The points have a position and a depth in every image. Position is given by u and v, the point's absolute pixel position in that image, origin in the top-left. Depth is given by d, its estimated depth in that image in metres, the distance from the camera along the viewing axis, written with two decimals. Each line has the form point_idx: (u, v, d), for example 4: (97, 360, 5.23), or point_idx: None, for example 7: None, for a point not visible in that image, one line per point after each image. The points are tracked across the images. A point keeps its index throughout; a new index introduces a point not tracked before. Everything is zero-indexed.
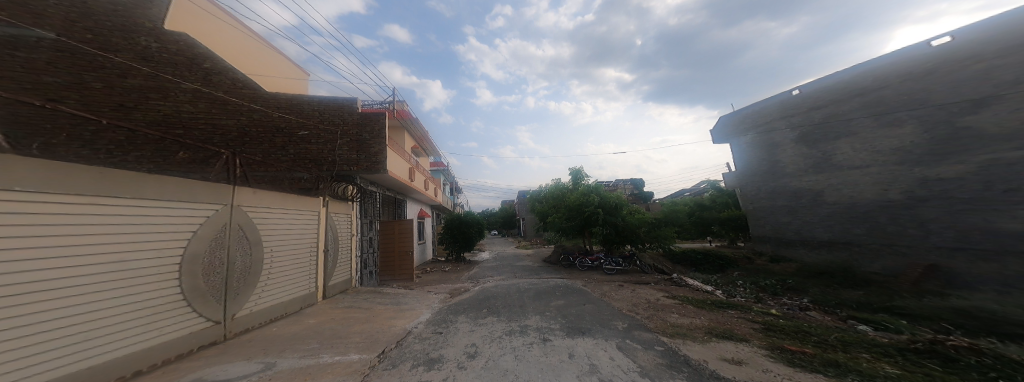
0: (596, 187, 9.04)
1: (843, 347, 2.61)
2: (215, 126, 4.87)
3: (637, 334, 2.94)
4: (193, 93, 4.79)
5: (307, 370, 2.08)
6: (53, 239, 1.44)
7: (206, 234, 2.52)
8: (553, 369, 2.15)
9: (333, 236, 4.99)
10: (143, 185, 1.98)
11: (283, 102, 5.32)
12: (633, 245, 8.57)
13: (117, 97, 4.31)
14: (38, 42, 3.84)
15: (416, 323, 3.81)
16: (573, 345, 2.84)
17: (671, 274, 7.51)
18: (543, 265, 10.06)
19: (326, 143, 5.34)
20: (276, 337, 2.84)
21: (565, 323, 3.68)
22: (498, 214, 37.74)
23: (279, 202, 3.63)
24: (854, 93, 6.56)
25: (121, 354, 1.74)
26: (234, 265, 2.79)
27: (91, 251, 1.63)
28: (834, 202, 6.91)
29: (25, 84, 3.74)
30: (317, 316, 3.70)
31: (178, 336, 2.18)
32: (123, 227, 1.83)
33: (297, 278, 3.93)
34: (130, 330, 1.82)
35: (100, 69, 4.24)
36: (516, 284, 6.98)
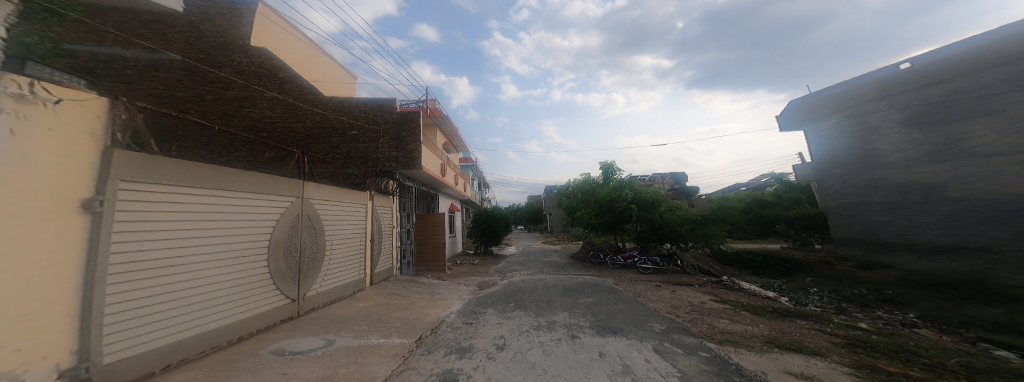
0: (629, 183, 8.67)
1: (966, 374, 2.22)
2: (291, 129, 5.47)
3: (677, 338, 2.77)
4: (273, 101, 5.30)
5: (361, 350, 2.24)
6: (172, 228, 1.72)
7: (286, 222, 2.83)
8: (583, 367, 2.10)
9: (378, 227, 5.34)
10: (246, 180, 2.32)
11: (337, 104, 5.71)
12: (672, 244, 8.14)
13: (221, 107, 5.02)
14: (170, 64, 4.34)
15: (448, 312, 3.95)
16: (605, 344, 2.76)
17: (721, 276, 6.93)
18: (570, 261, 9.93)
19: (371, 141, 5.71)
20: (336, 316, 3.14)
21: (595, 321, 3.59)
22: (524, 210, 37.97)
23: (337, 195, 3.95)
24: (1001, 61, 5.41)
25: (221, 324, 2.08)
26: (306, 250, 3.12)
27: (211, 231, 2.02)
28: (960, 199, 5.68)
29: (161, 98, 4.51)
30: (366, 300, 4.01)
31: (266, 310, 2.53)
32: (226, 216, 2.15)
33: (351, 266, 4.27)
34: (229, 303, 2.16)
35: (210, 83, 4.83)
36: (543, 279, 7.01)
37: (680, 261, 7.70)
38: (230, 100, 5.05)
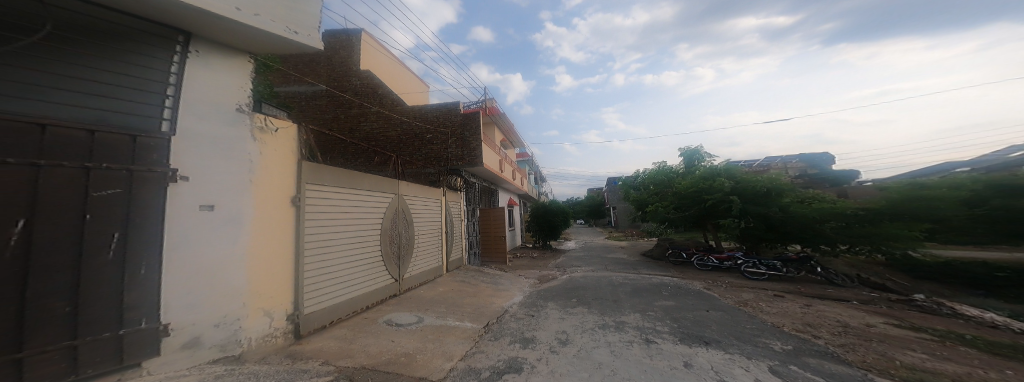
0: (725, 170, 7.37)
1: None
2: (386, 137, 6.57)
3: (811, 362, 2.22)
4: (374, 114, 6.61)
5: (436, 335, 2.63)
6: (326, 224, 2.68)
7: (389, 216, 3.70)
8: (662, 375, 1.89)
9: (451, 220, 5.86)
10: (361, 182, 3.22)
11: (415, 112, 6.50)
12: (806, 245, 6.43)
13: (347, 123, 6.72)
14: (321, 94, 6.82)
15: (510, 302, 4.05)
16: (691, 354, 2.40)
17: (908, 294, 4.77)
18: (641, 259, 9.08)
19: (441, 144, 6.27)
20: (422, 298, 3.71)
21: (676, 328, 3.16)
22: (585, 203, 36.41)
23: (421, 192, 4.51)
24: None
25: (359, 292, 3.10)
26: (403, 239, 3.94)
27: (346, 222, 2.99)
28: None
29: (317, 119, 6.80)
30: (443, 285, 4.42)
31: (381, 286, 3.47)
32: (356, 212, 3.14)
33: (433, 255, 4.83)
34: (361, 277, 3.16)
35: (341, 104, 6.78)
36: (608, 277, 6.59)
37: (826, 269, 5.85)
38: (351, 118, 6.72)
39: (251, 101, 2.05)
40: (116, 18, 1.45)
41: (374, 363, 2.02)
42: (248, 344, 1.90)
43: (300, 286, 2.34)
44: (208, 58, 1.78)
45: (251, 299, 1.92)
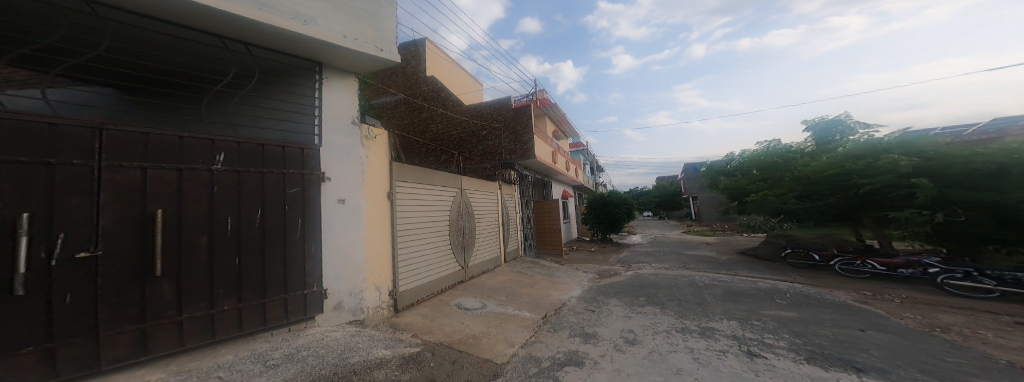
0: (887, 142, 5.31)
1: None
2: (450, 136, 8.17)
3: None
4: (443, 118, 8.31)
5: (500, 322, 3.12)
6: (411, 217, 3.45)
7: (454, 208, 4.43)
8: None
9: (507, 211, 6.38)
10: (434, 179, 4.05)
11: (474, 114, 7.93)
12: None
13: (421, 125, 8.54)
14: (404, 103, 8.82)
15: (569, 296, 4.32)
16: (823, 378, 1.92)
17: None
18: (733, 259, 7.78)
19: (496, 138, 7.49)
20: (487, 287, 4.25)
21: (795, 343, 2.60)
22: (654, 194, 33.04)
23: (478, 186, 5.24)
24: None
25: (435, 276, 3.80)
26: (465, 229, 4.63)
27: (424, 213, 3.74)
28: None
29: (400, 122, 8.82)
30: (502, 275, 4.96)
31: (451, 272, 4.15)
32: (431, 206, 3.90)
33: (491, 245, 5.43)
34: (438, 262, 3.89)
35: (416, 110, 8.62)
36: (687, 275, 5.86)
37: None
38: (424, 121, 8.49)
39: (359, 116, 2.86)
40: (282, 59, 2.41)
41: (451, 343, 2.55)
42: (367, 312, 2.68)
43: (398, 269, 3.10)
44: (334, 84, 2.66)
45: (368, 277, 2.70)
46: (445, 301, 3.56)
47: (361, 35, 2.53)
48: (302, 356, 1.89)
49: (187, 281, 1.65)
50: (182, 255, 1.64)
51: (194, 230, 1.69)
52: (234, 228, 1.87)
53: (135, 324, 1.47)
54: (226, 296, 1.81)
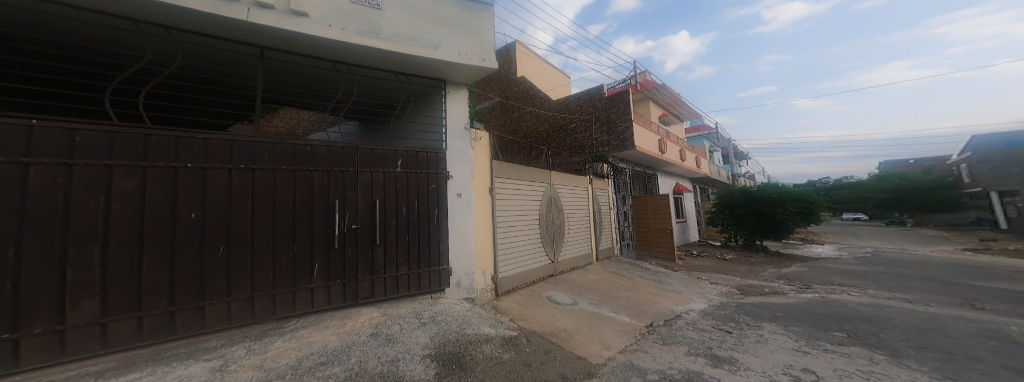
0: None
1: None
2: (539, 132, 9.49)
3: None
4: (531, 114, 9.65)
5: (596, 323, 3.42)
6: (510, 209, 4.25)
7: (541, 201, 5.05)
8: None
9: (597, 205, 6.80)
10: (526, 175, 4.72)
11: (564, 108, 9.28)
12: None
13: (512, 124, 9.99)
14: (495, 105, 10.37)
15: (687, 308, 4.30)
16: None
17: None
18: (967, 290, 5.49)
19: (586, 129, 8.62)
20: (578, 285, 4.76)
21: None
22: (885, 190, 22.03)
23: (565, 179, 5.85)
24: None
25: (530, 265, 4.53)
26: (553, 222, 5.26)
27: (518, 207, 4.44)
28: None
29: (494, 123, 10.39)
30: (593, 274, 5.50)
31: (541, 266, 4.78)
32: (524, 195, 4.61)
33: (580, 241, 6.00)
34: (530, 253, 4.60)
35: (507, 109, 10.13)
36: (885, 303, 4.56)
37: None
38: (514, 120, 9.98)
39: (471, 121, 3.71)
40: (432, 82, 3.43)
41: (544, 333, 2.98)
42: (477, 292, 3.45)
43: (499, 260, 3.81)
44: (456, 97, 3.52)
45: (477, 261, 3.49)
46: (537, 293, 4.11)
47: (471, 50, 3.14)
48: (436, 318, 2.65)
49: (383, 249, 2.76)
50: (384, 227, 2.78)
51: (386, 217, 2.81)
52: (406, 215, 2.95)
53: (371, 274, 2.67)
54: (399, 263, 2.86)
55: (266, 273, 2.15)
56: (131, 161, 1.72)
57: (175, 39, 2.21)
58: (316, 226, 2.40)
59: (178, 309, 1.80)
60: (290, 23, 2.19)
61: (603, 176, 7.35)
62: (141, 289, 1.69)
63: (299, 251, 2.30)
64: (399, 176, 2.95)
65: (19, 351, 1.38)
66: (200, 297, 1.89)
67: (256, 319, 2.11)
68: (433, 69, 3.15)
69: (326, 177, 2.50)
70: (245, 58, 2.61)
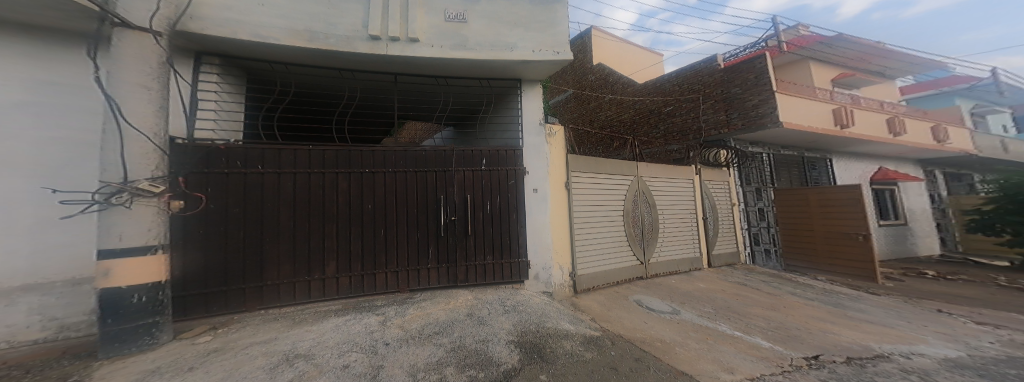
0: None
1: None
2: (626, 120, 10.57)
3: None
4: (625, 101, 10.49)
5: (686, 329, 3.50)
6: (598, 210, 4.97)
7: (636, 197, 5.61)
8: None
9: (709, 197, 6.89)
10: (608, 168, 5.29)
11: (665, 91, 9.37)
12: None
13: (598, 115, 11.61)
14: (579, 98, 12.67)
15: (655, 306, 4.21)
16: None
17: None
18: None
19: (691, 110, 8.51)
20: (675, 289, 5.02)
21: None
22: None
23: (665, 172, 6.20)
24: None
25: (613, 266, 5.08)
26: (646, 221, 5.70)
27: (599, 198, 5.06)
28: None
29: (574, 116, 12.95)
30: (704, 281, 5.60)
31: (629, 267, 5.28)
32: (615, 195, 5.27)
33: (684, 245, 6.24)
34: (619, 248, 5.22)
35: (590, 100, 12.06)
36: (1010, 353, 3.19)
37: None
38: (608, 111, 11.21)
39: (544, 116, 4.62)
40: (490, 83, 4.67)
41: (628, 334, 3.25)
42: (555, 287, 4.25)
43: (577, 258, 4.50)
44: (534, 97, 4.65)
45: (554, 256, 4.29)
46: (624, 295, 4.54)
47: (545, 46, 4.13)
48: (516, 302, 3.59)
49: (484, 240, 4.02)
50: (497, 212, 4.10)
51: (465, 227, 3.96)
52: (487, 213, 4.07)
53: (458, 263, 3.89)
54: (495, 252, 4.03)
55: (332, 262, 3.35)
56: (329, 170, 3.45)
57: (393, 75, 4.17)
58: (428, 223, 3.82)
59: (341, 275, 3.36)
60: (408, 48, 3.64)
61: (704, 164, 7.19)
62: (308, 260, 3.26)
63: (417, 236, 3.75)
64: (485, 173, 4.15)
65: (308, 286, 3.25)
66: (313, 272, 3.26)
67: (396, 289, 3.62)
68: (490, 68, 4.22)
69: (450, 176, 3.99)
70: (385, 76, 4.18)
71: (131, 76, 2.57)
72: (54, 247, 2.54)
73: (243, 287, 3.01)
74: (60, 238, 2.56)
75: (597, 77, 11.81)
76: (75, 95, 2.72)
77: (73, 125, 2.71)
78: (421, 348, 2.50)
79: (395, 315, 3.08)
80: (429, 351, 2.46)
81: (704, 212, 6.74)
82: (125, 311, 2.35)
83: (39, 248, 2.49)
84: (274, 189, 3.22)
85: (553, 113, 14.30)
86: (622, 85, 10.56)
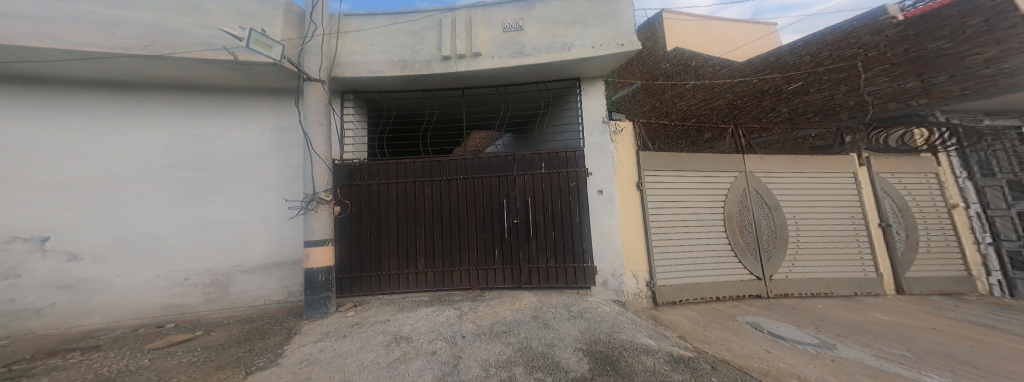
0: None
1: None
2: (713, 110, 7.73)
3: None
4: (707, 87, 8.06)
5: (851, 372, 1.96)
6: (700, 203, 4.01)
7: (736, 197, 4.08)
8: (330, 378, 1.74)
9: (886, 192, 4.45)
10: (695, 164, 4.09)
11: (780, 65, 6.26)
12: None
13: (671, 105, 9.35)
14: (643, 89, 10.86)
15: (771, 327, 2.88)
16: None
17: None
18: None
19: (831, 86, 5.15)
20: (823, 315, 3.29)
21: None
22: None
23: (790, 163, 4.33)
24: None
25: (703, 279, 3.81)
26: (761, 225, 4.05)
27: (686, 199, 3.99)
28: None
29: (644, 109, 10.63)
30: (876, 307, 3.63)
31: (738, 280, 3.86)
32: (696, 194, 4.01)
33: (842, 261, 4.16)
34: (708, 266, 3.85)
35: (661, 90, 9.97)
36: None
37: None
38: (684, 97, 8.93)
39: (607, 114, 4.01)
40: (530, 87, 4.40)
41: (741, 363, 2.07)
42: (627, 296, 3.51)
43: (653, 264, 3.64)
44: (592, 90, 4.09)
45: (625, 263, 3.56)
46: (727, 315, 3.27)
47: (605, 39, 3.57)
48: (591, 317, 2.91)
49: (541, 247, 3.70)
50: (556, 218, 3.72)
51: (542, 226, 3.74)
52: (553, 213, 3.74)
53: (513, 268, 3.71)
54: (561, 259, 3.64)
55: (470, 258, 3.78)
56: (384, 181, 3.99)
57: (460, 91, 4.37)
58: (484, 232, 3.82)
59: (397, 274, 3.78)
60: (470, 64, 3.74)
61: (868, 153, 4.55)
62: (408, 247, 3.83)
63: (488, 241, 3.79)
64: (545, 177, 3.83)
65: (386, 279, 3.78)
66: (405, 266, 3.80)
67: (469, 286, 3.74)
68: (548, 72, 3.89)
69: (490, 182, 3.91)
70: (454, 91, 4.41)
71: (315, 114, 3.51)
72: (293, 237, 3.74)
73: (372, 275, 3.78)
74: (291, 232, 3.73)
75: (676, 66, 10.07)
76: (222, 132, 3.77)
77: (283, 157, 3.85)
78: (491, 345, 2.35)
79: (469, 311, 3.06)
80: (498, 349, 2.26)
81: (880, 218, 4.37)
82: (318, 285, 3.28)
83: (281, 239, 3.71)
84: (383, 197, 3.96)
85: (618, 108, 12.45)
86: (710, 69, 8.45)
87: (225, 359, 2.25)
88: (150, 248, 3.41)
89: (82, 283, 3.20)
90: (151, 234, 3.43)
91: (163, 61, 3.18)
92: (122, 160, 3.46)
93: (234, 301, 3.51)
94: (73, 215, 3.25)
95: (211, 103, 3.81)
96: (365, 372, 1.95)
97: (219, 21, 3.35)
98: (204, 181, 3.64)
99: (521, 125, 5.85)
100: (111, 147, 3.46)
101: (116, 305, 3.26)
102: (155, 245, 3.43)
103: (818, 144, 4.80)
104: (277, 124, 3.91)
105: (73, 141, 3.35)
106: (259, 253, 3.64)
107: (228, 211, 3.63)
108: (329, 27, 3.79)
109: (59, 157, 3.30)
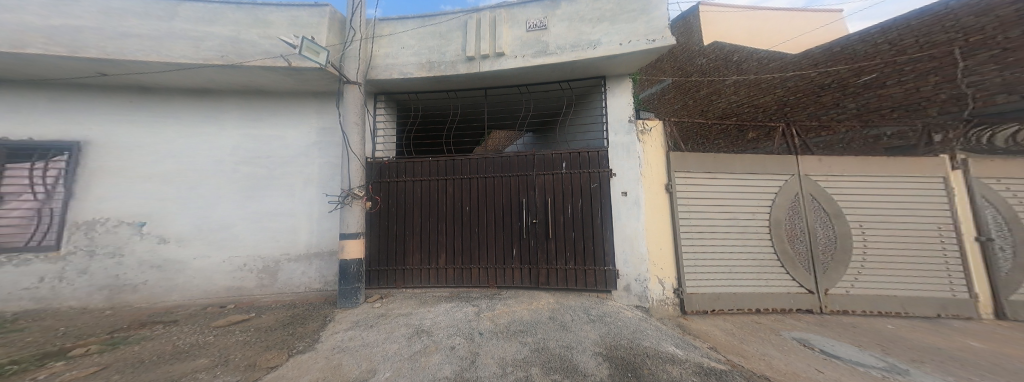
0: None
1: None
2: (759, 107, 7.25)
3: None
4: (751, 83, 7.53)
5: None
6: (739, 207, 3.74)
7: (784, 202, 3.73)
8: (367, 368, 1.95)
9: (986, 196, 3.63)
10: (734, 165, 3.81)
11: (847, 56, 5.69)
12: None
13: (707, 102, 8.91)
14: (674, 86, 10.38)
15: (822, 345, 2.67)
16: None
17: None
18: None
19: (915, 77, 4.64)
20: (895, 337, 2.90)
21: None
22: None
23: (856, 165, 3.81)
24: None
25: (740, 289, 3.57)
26: (815, 233, 3.66)
27: (726, 205, 3.74)
28: None
29: (676, 107, 10.18)
30: (953, 329, 3.16)
31: (783, 291, 3.56)
32: (735, 198, 3.75)
33: (921, 276, 3.59)
34: (746, 275, 3.59)
35: (695, 87, 9.49)
36: None
37: None
38: (722, 94, 8.44)
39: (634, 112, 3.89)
40: (552, 85, 4.40)
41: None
42: (652, 303, 3.43)
43: (681, 269, 3.52)
44: (618, 89, 4.01)
45: (651, 268, 3.48)
46: (769, 328, 3.06)
47: (635, 35, 3.48)
48: (610, 320, 2.94)
49: (559, 248, 3.73)
50: (575, 219, 3.73)
51: (561, 226, 3.76)
52: (572, 214, 3.75)
53: (531, 267, 3.77)
54: (578, 260, 3.65)
55: (494, 255, 3.88)
56: (416, 180, 4.19)
57: (483, 90, 4.47)
58: (503, 230, 3.91)
59: (426, 269, 3.96)
60: (494, 63, 3.83)
61: (965, 154, 3.74)
62: (444, 243, 4.00)
63: (507, 239, 3.88)
64: (566, 177, 3.84)
65: (422, 273, 3.97)
66: (432, 262, 3.97)
67: (486, 284, 3.86)
68: (573, 70, 3.88)
69: (510, 181, 3.99)
70: (477, 91, 4.53)
71: (350, 114, 3.77)
72: (330, 230, 4.04)
73: (395, 269, 4.01)
74: (329, 224, 4.04)
75: (715, 61, 9.52)
76: (268, 135, 4.18)
77: (322, 156, 4.16)
78: (508, 344, 2.43)
79: (487, 309, 3.17)
80: (515, 348, 2.33)
81: (976, 230, 3.63)
82: (350, 276, 3.54)
83: (321, 231, 4.04)
84: (412, 196, 4.17)
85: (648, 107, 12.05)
86: (756, 63, 7.90)
87: (273, 340, 2.55)
88: (219, 235, 3.88)
89: (171, 262, 3.77)
90: (213, 223, 3.89)
91: (228, 69, 3.60)
92: (199, 159, 4.01)
93: (282, 287, 3.90)
94: (166, 203, 3.86)
95: (262, 108, 4.23)
96: (390, 363, 2.11)
97: (275, 30, 3.71)
98: (255, 177, 4.05)
99: (545, 124, 5.77)
100: (187, 147, 4.01)
101: (191, 284, 3.77)
102: (216, 232, 3.88)
103: (894, 144, 4.45)
104: (319, 125, 4.23)
105: (165, 143, 3.99)
106: (303, 243, 4.00)
107: (279, 204, 4.03)
108: (365, 32, 4.03)
109: (156, 156, 3.94)
